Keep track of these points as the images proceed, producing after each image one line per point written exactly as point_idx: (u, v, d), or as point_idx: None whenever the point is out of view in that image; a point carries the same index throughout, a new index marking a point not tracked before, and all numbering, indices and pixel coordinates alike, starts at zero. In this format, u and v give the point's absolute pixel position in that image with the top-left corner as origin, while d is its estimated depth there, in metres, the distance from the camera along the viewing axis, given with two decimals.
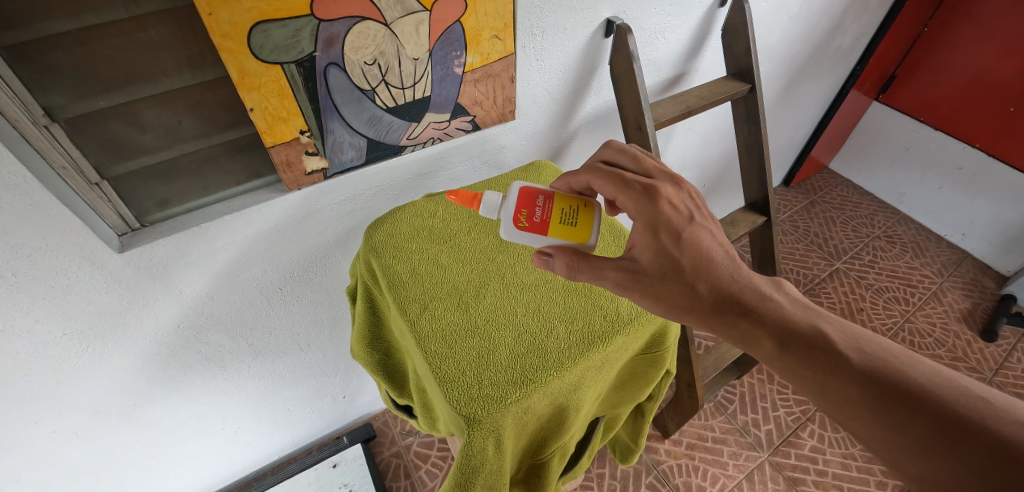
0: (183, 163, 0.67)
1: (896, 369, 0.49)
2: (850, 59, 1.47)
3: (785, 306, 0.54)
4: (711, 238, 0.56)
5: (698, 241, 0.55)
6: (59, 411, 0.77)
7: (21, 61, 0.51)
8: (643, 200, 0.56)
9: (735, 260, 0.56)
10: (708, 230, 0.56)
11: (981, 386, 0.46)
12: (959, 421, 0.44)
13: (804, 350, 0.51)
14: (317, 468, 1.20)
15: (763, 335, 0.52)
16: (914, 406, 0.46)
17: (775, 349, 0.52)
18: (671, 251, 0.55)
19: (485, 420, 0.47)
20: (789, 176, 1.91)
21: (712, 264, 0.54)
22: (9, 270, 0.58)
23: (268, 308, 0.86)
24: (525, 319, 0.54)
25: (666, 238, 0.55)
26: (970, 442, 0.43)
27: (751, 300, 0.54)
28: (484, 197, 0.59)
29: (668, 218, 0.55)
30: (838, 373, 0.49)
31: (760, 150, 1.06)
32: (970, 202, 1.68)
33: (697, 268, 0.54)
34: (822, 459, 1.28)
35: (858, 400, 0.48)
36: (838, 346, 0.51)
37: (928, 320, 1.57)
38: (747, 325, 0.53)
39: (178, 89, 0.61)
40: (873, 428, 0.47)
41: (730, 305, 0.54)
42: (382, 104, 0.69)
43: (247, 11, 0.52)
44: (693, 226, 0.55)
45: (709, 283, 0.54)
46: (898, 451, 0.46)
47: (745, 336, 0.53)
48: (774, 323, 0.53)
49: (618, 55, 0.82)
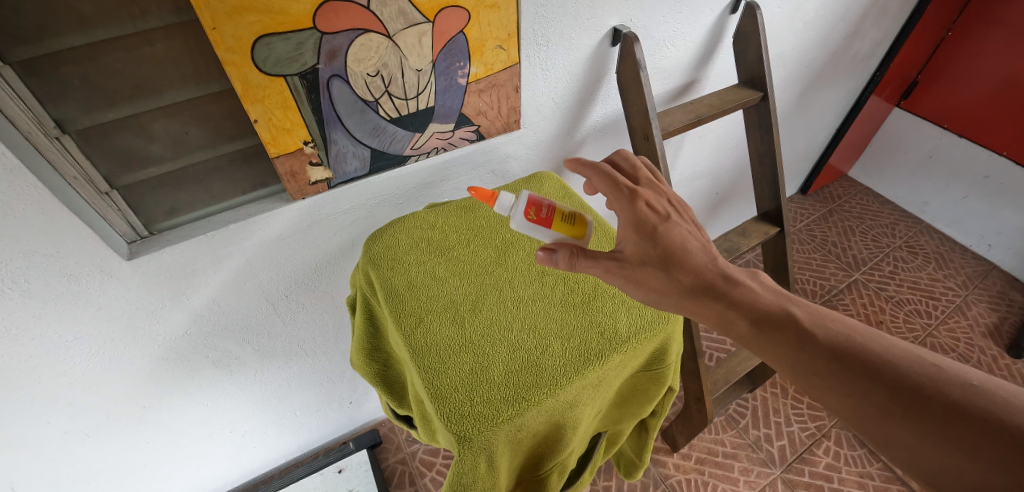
0: (190, 173, 0.68)
1: (856, 342, 0.49)
2: (869, 64, 1.43)
3: (758, 292, 0.54)
4: (687, 234, 0.56)
5: (673, 235, 0.55)
6: (70, 412, 0.78)
7: (33, 75, 0.53)
8: (625, 201, 0.57)
9: (711, 252, 0.56)
10: (684, 227, 0.56)
11: (931, 353, 0.47)
12: (914, 386, 0.45)
13: (774, 329, 0.51)
14: (323, 472, 1.21)
15: (737, 317, 0.52)
16: (874, 373, 0.46)
17: (749, 329, 0.52)
18: (647, 242, 0.55)
19: (477, 439, 0.46)
20: (806, 184, 1.87)
21: (686, 253, 0.55)
22: (22, 277, 0.60)
23: (275, 315, 0.87)
24: (521, 334, 0.54)
25: (644, 230, 0.56)
26: (924, 404, 0.44)
27: (723, 281, 0.54)
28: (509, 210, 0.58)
29: (645, 217, 0.56)
30: (802, 345, 0.50)
31: (773, 159, 1.03)
32: (997, 212, 1.62)
33: (672, 255, 0.54)
34: (837, 477, 1.24)
35: (820, 371, 0.48)
36: (805, 324, 0.51)
37: (951, 335, 1.52)
38: (721, 308, 0.53)
39: (184, 102, 0.62)
40: (835, 396, 0.47)
41: (704, 289, 0.54)
42: (385, 115, 0.69)
43: (251, 25, 0.53)
44: (671, 223, 0.56)
45: (686, 271, 0.54)
46: (859, 417, 0.46)
47: (722, 318, 0.53)
48: (747, 306, 0.53)
49: (625, 64, 0.81)
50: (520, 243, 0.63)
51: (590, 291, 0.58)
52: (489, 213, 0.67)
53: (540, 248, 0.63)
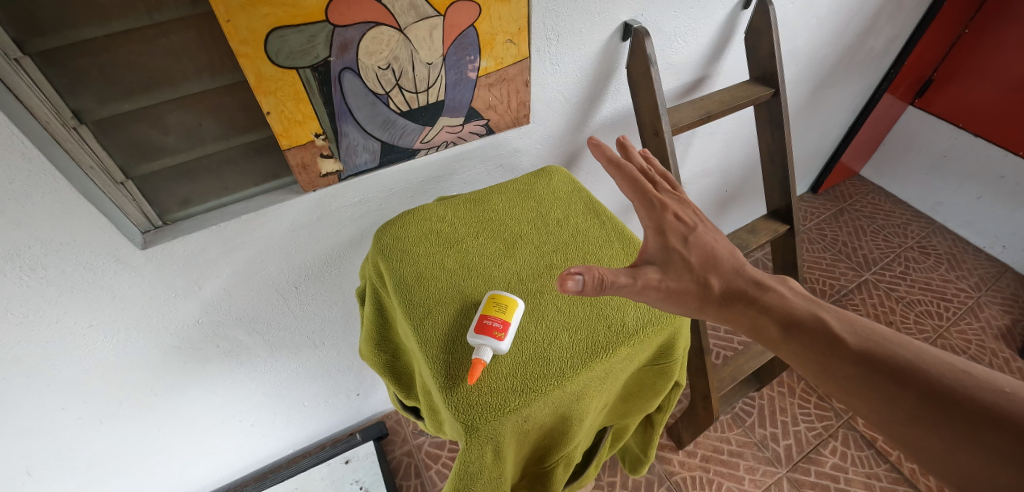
0: (203, 164, 0.69)
1: (886, 348, 0.50)
2: (882, 61, 1.41)
3: (788, 297, 0.56)
4: (717, 245, 0.59)
5: (703, 241, 0.59)
6: (84, 398, 0.80)
7: (51, 66, 0.54)
8: (652, 209, 0.60)
9: (740, 259, 0.59)
10: (712, 237, 0.59)
11: (964, 361, 0.48)
12: (946, 393, 0.46)
13: (805, 334, 0.53)
14: (330, 463, 1.22)
15: (767, 321, 0.55)
16: (904, 379, 0.48)
17: (779, 333, 0.54)
18: (681, 250, 0.57)
19: (484, 428, 0.47)
20: (817, 182, 1.86)
21: (717, 260, 0.58)
22: (39, 265, 0.61)
23: (285, 306, 0.88)
24: (530, 327, 0.53)
25: (673, 239, 0.58)
26: (955, 409, 0.45)
27: (754, 288, 0.57)
28: (480, 354, 0.49)
29: (675, 224, 0.59)
30: (831, 352, 0.52)
31: (783, 156, 1.03)
32: (1011, 213, 1.60)
33: (705, 263, 0.57)
34: (844, 477, 1.23)
35: (850, 376, 0.50)
36: (834, 330, 0.53)
37: (962, 337, 1.50)
38: (753, 312, 0.55)
39: (198, 93, 0.62)
40: (864, 400, 0.49)
41: (736, 295, 0.56)
42: (396, 108, 0.69)
43: (264, 17, 0.54)
44: (699, 232, 0.59)
45: (718, 277, 0.57)
46: (890, 422, 0.48)
47: (752, 323, 0.55)
48: (776, 311, 0.55)
49: (635, 59, 0.80)
50: (528, 237, 0.63)
51: None
52: (497, 206, 0.67)
53: (548, 242, 0.63)
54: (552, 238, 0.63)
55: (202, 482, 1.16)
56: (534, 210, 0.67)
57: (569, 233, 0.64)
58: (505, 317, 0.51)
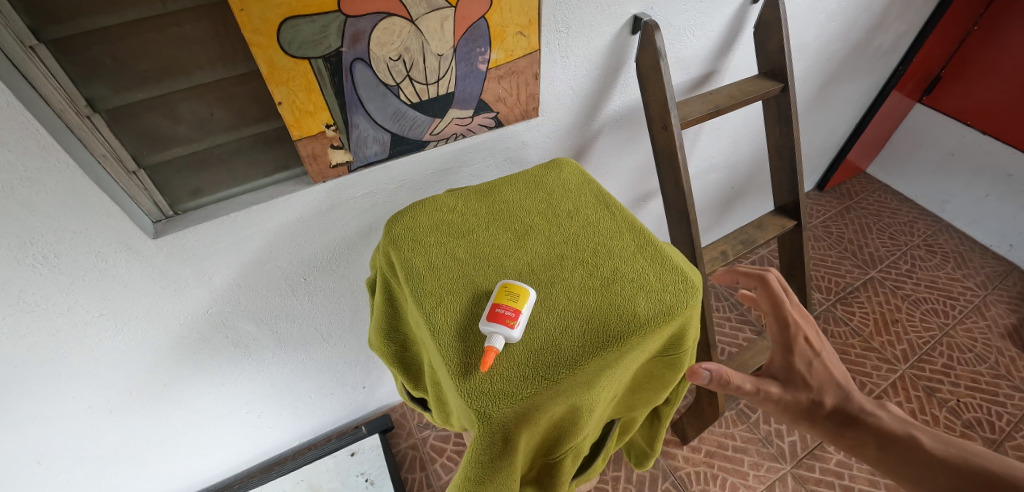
0: (215, 154, 0.70)
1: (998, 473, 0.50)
2: (891, 57, 1.41)
3: (888, 420, 0.57)
4: (832, 366, 0.61)
5: (828, 369, 0.61)
6: (94, 387, 0.81)
7: (66, 55, 0.54)
8: (777, 328, 0.63)
9: (846, 377, 0.61)
10: (828, 358, 0.61)
11: None
12: None
13: (905, 455, 0.54)
14: (336, 455, 1.23)
15: (866, 439, 0.57)
16: None
17: (878, 453, 0.56)
18: (794, 368, 0.61)
19: (497, 415, 0.47)
20: (823, 180, 1.85)
21: (826, 377, 0.60)
22: (52, 252, 0.61)
23: (293, 298, 0.88)
24: (542, 316, 0.54)
25: (799, 362, 0.61)
26: None
27: (858, 409, 0.58)
28: (491, 341, 0.49)
29: (794, 345, 0.62)
30: (926, 468, 0.53)
31: (791, 151, 1.02)
32: (1019, 211, 1.59)
33: (816, 383, 0.60)
34: (848, 474, 1.23)
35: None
36: (934, 449, 0.54)
37: (968, 335, 1.49)
38: (852, 432, 0.57)
39: (210, 83, 0.63)
40: None
41: (837, 412, 0.58)
42: (406, 100, 0.69)
43: (277, 7, 0.54)
44: (824, 358, 0.61)
45: (825, 396, 0.59)
46: None
47: (855, 443, 0.57)
48: (877, 430, 0.57)
49: (645, 53, 0.80)
50: (539, 227, 0.63)
51: (608, 274, 0.58)
52: (507, 197, 0.67)
53: (559, 232, 0.63)
54: (562, 229, 0.63)
55: (209, 473, 1.17)
56: (544, 201, 0.67)
57: (579, 224, 0.64)
58: (517, 306, 0.51)
